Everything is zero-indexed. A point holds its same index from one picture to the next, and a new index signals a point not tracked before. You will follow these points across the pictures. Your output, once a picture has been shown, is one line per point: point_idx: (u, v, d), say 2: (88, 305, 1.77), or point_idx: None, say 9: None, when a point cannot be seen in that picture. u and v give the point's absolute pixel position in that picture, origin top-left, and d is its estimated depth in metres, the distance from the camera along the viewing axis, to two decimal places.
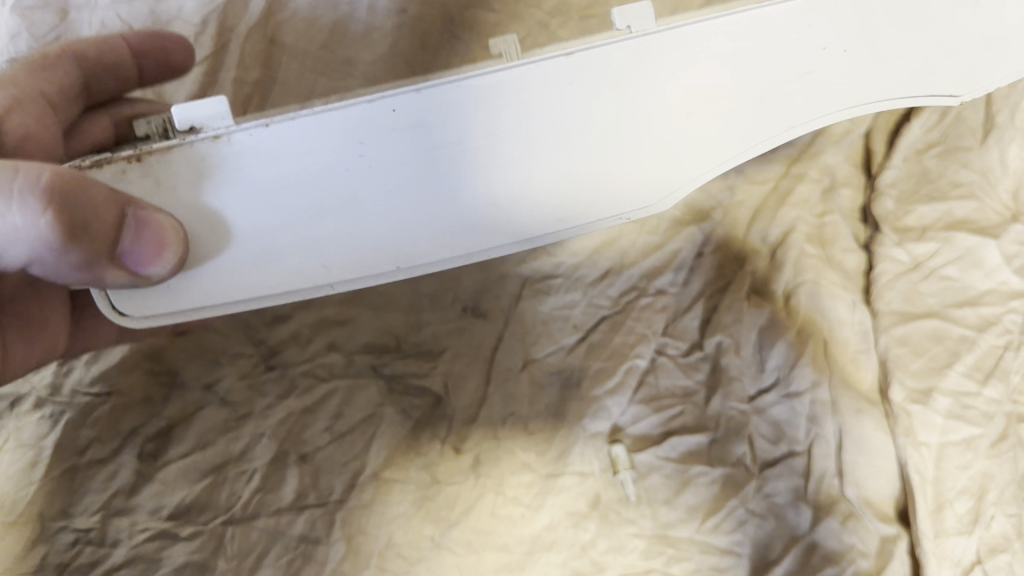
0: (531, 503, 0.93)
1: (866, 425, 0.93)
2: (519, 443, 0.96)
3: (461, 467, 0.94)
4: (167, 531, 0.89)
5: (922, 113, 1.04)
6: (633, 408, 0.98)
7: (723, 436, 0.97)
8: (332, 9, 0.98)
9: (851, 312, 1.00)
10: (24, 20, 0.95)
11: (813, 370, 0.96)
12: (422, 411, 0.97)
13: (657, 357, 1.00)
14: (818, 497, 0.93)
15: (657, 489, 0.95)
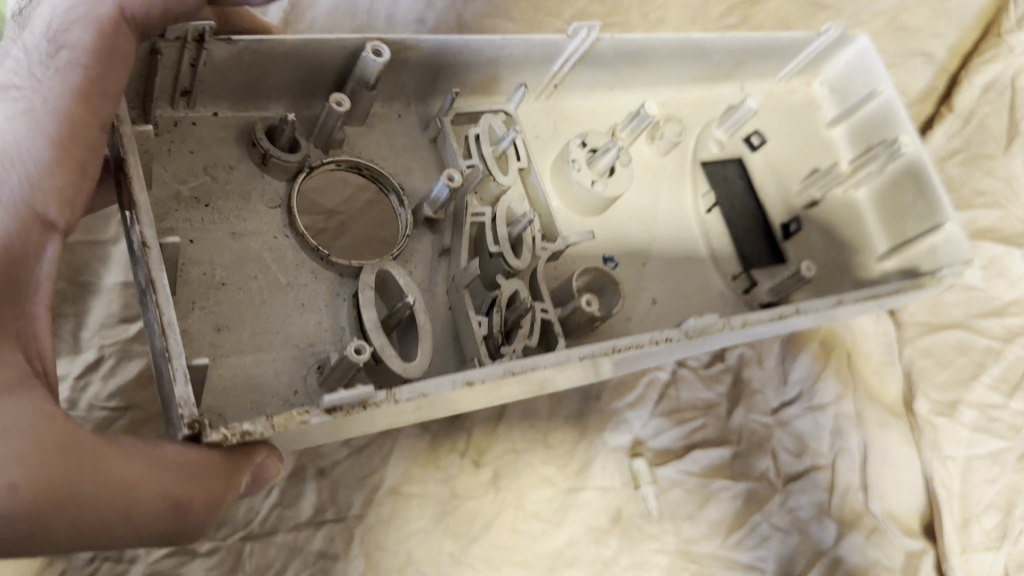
0: (551, 518, 0.91)
1: (891, 437, 0.97)
2: (539, 457, 0.94)
3: (480, 482, 0.91)
4: (186, 547, 0.83)
5: (946, 121, 1.08)
6: (654, 421, 0.96)
7: (745, 449, 0.95)
8: (351, 19, 0.92)
9: (875, 323, 1.03)
10: None
11: (837, 382, 0.99)
12: (440, 424, 0.93)
13: (678, 369, 0.98)
14: (843, 512, 0.93)
15: (680, 503, 0.93)
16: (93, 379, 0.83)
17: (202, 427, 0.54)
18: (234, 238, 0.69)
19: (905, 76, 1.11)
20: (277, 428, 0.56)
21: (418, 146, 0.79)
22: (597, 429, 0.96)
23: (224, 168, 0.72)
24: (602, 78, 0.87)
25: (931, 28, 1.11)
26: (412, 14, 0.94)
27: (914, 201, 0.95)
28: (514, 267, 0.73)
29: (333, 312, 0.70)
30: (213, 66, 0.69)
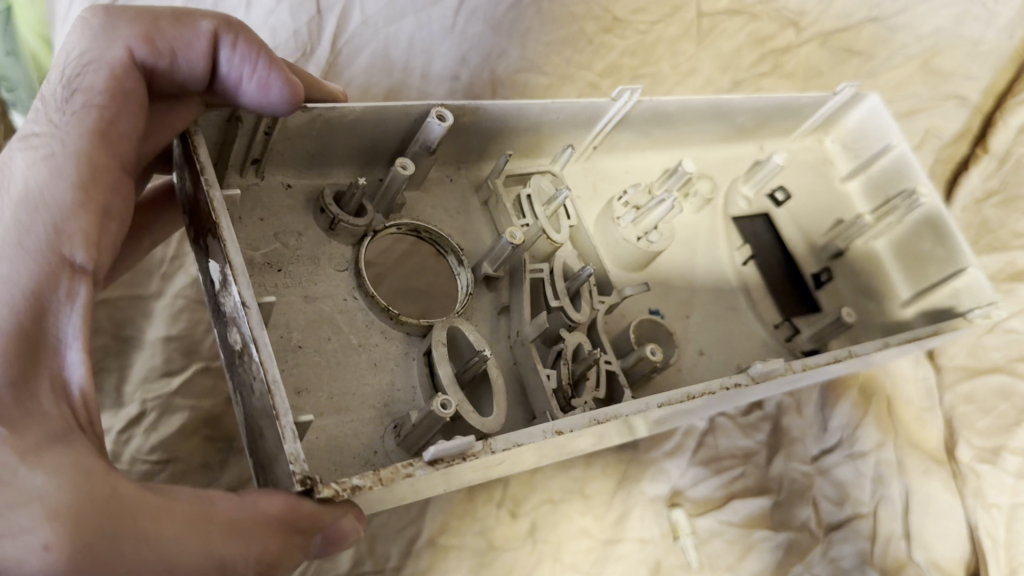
0: (590, 570, 0.88)
1: (933, 485, 0.96)
2: (575, 507, 0.91)
3: (517, 533, 0.89)
4: None
5: (981, 163, 1.11)
6: (692, 470, 0.95)
7: (786, 498, 0.94)
8: (386, 77, 0.97)
9: (915, 369, 1.03)
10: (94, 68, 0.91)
11: (877, 430, 0.98)
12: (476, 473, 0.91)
13: (716, 417, 0.98)
14: (885, 561, 0.92)
15: (720, 554, 0.91)
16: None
17: (312, 484, 0.49)
18: (307, 302, 0.67)
19: (937, 120, 1.15)
20: (385, 481, 0.53)
21: (470, 211, 0.80)
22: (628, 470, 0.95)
23: (295, 234, 0.70)
24: (634, 139, 0.88)
25: (964, 71, 1.16)
26: (446, 70, 0.99)
27: (931, 249, 0.96)
28: (575, 321, 0.74)
29: (405, 371, 0.68)
30: (288, 134, 0.68)
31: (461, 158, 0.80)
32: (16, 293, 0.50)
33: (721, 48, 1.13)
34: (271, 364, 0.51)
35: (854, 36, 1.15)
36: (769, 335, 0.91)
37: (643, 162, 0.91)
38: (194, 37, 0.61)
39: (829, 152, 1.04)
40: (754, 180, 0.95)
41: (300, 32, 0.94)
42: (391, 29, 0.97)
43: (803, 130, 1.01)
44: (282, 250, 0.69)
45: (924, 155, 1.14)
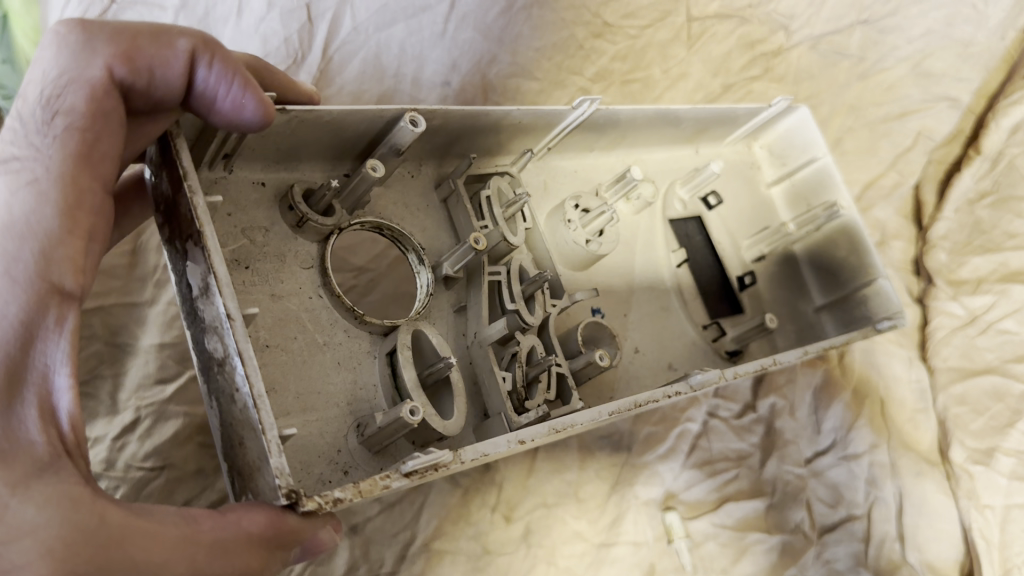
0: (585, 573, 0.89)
1: (927, 487, 0.96)
2: (570, 511, 0.91)
3: (512, 536, 0.88)
4: None
5: (973, 164, 1.10)
6: (686, 473, 0.95)
7: (779, 501, 0.95)
8: (378, 83, 0.97)
9: (908, 370, 1.03)
10: None
11: (870, 432, 0.98)
12: (472, 476, 0.89)
13: (709, 420, 0.98)
14: (879, 564, 0.93)
15: (714, 557, 0.92)
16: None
17: (298, 497, 0.51)
18: (275, 300, 0.67)
19: (929, 122, 1.15)
20: (365, 494, 0.54)
21: (430, 208, 0.79)
22: (622, 472, 0.94)
23: (260, 231, 0.68)
24: (589, 140, 0.88)
25: (955, 73, 1.16)
26: (438, 76, 0.99)
27: (846, 256, 0.96)
28: (529, 324, 0.74)
29: (367, 369, 0.69)
30: (263, 134, 0.66)
31: (424, 155, 0.79)
32: (7, 325, 0.50)
33: (711, 51, 1.13)
34: (255, 379, 0.52)
35: (846, 39, 1.16)
36: (696, 336, 0.91)
37: (603, 164, 0.92)
38: (172, 56, 0.58)
39: (756, 159, 1.02)
40: (692, 183, 0.95)
41: (291, 40, 0.94)
42: (382, 35, 0.98)
43: (735, 137, 1.00)
44: (250, 247, 0.67)
45: (915, 157, 1.15)
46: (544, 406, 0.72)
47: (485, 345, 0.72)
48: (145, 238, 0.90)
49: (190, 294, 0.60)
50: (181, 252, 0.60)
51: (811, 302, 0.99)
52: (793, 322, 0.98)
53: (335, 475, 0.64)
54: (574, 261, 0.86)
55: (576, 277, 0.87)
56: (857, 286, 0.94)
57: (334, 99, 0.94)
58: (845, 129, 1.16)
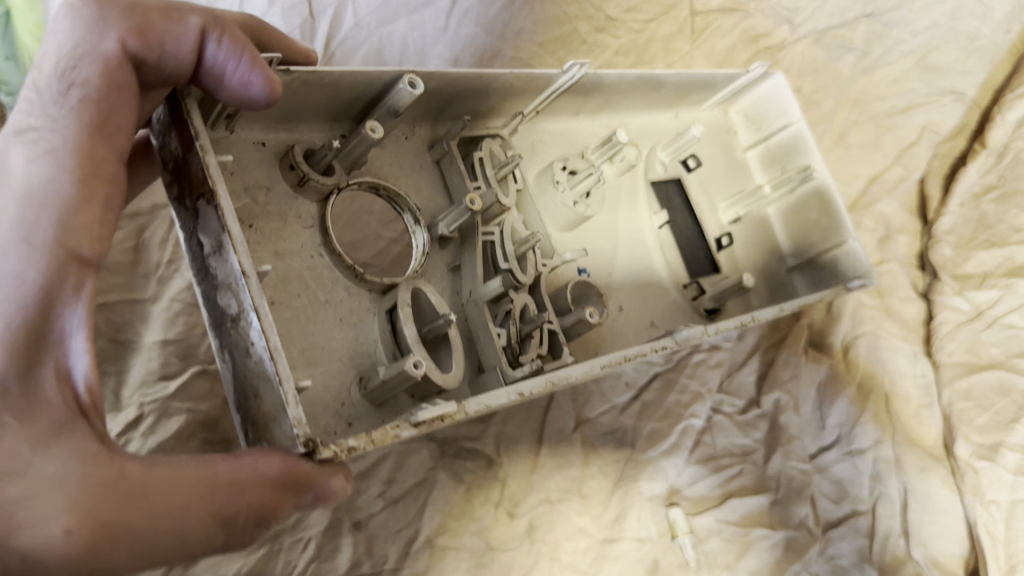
0: (588, 568, 0.88)
1: (931, 483, 0.95)
2: (574, 507, 0.90)
3: (516, 532, 0.87)
4: None
5: (979, 158, 1.10)
6: (690, 469, 0.95)
7: (784, 497, 0.95)
8: None
9: (913, 365, 1.02)
10: None
11: (875, 427, 0.98)
12: (474, 474, 0.89)
13: (713, 415, 0.98)
14: (883, 559, 0.92)
15: (717, 553, 0.91)
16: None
17: (314, 446, 0.51)
18: (278, 258, 0.67)
19: (935, 116, 1.14)
20: (377, 443, 0.55)
21: (425, 168, 0.79)
22: (626, 464, 0.94)
23: (262, 190, 0.68)
24: (573, 102, 0.87)
25: (961, 66, 1.15)
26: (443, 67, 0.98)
27: (817, 219, 0.95)
28: (521, 282, 0.75)
29: (367, 326, 0.69)
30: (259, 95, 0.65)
31: (418, 116, 0.78)
32: (28, 290, 0.51)
33: (714, 45, 1.14)
34: (271, 332, 0.52)
35: (850, 33, 1.16)
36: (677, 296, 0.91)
37: (589, 127, 0.91)
38: (182, 31, 0.59)
39: (732, 123, 1.01)
40: (673, 144, 0.94)
41: (294, 35, 0.94)
42: (387, 31, 0.98)
43: (712, 102, 0.99)
44: (254, 201, 0.67)
45: (920, 151, 1.14)
46: (538, 360, 0.72)
47: (482, 303, 0.72)
48: (148, 235, 0.90)
49: (200, 251, 0.60)
50: (190, 208, 0.60)
51: (785, 262, 0.99)
52: (766, 282, 0.98)
53: (339, 427, 0.65)
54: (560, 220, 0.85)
55: (564, 235, 0.86)
56: (827, 247, 0.94)
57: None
58: (850, 124, 1.15)
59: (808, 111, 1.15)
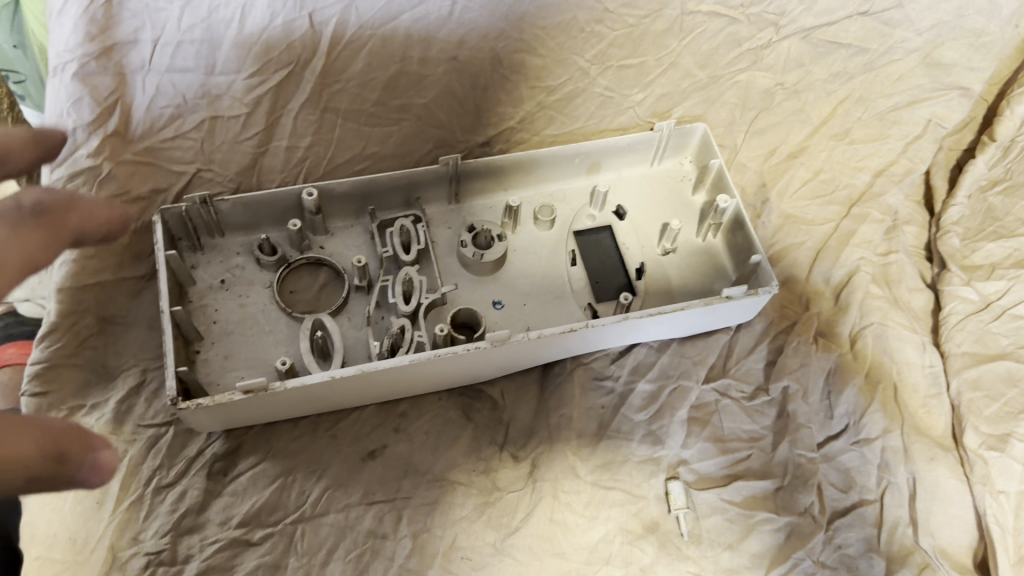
0: (587, 512, 0.92)
1: (940, 472, 0.93)
2: (579, 474, 0.93)
3: (520, 474, 0.94)
4: (219, 564, 0.85)
5: (987, 150, 1.06)
6: (700, 444, 0.96)
7: (790, 483, 0.94)
8: (383, 71, 0.96)
9: (921, 355, 1.00)
10: (86, 86, 0.91)
11: (883, 417, 0.96)
12: (483, 419, 0.98)
13: (720, 400, 0.99)
14: (890, 548, 0.91)
15: (720, 532, 0.92)
16: (137, 401, 0.92)
17: None
18: None
19: (940, 109, 1.07)
20: None
21: None
22: (629, 437, 0.97)
23: None
24: (519, 176, 1.07)
25: (966, 62, 1.04)
26: (443, 55, 0.96)
27: (739, 242, 1.02)
28: None
29: None
30: None
31: (393, 195, 1.02)
32: None
33: (700, 47, 1.02)
34: None
35: (842, 31, 1.02)
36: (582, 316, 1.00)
37: (528, 192, 1.09)
38: None
39: (688, 173, 1.11)
40: (595, 199, 1.06)
41: (291, 29, 0.92)
42: (379, 33, 0.93)
43: (649, 162, 1.10)
44: (230, 277, 0.98)
45: (926, 145, 1.09)
46: None
47: (366, 330, 0.95)
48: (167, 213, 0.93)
49: None
50: None
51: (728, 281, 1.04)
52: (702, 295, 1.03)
53: None
54: (484, 267, 1.01)
55: (485, 280, 1.02)
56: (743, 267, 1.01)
57: (337, 94, 0.96)
58: (852, 120, 1.09)
59: (823, 99, 1.09)
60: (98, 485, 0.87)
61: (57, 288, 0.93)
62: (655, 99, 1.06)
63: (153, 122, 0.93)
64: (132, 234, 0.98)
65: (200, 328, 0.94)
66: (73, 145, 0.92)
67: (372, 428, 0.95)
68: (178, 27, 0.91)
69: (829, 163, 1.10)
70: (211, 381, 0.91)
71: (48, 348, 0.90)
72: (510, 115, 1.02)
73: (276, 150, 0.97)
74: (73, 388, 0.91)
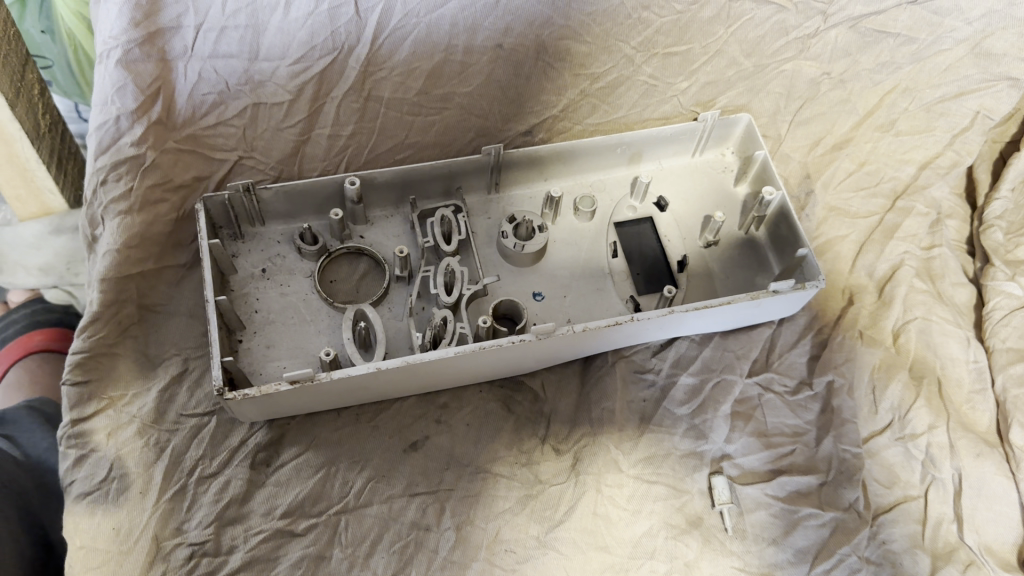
0: (628, 506, 0.91)
1: (986, 468, 0.92)
2: (623, 465, 0.93)
3: (562, 467, 0.93)
4: (265, 555, 0.85)
5: None
6: (744, 440, 0.96)
7: (834, 479, 0.94)
8: (429, 58, 0.93)
9: (965, 350, 1.00)
10: (130, 73, 0.89)
11: (929, 412, 0.95)
12: (524, 411, 0.97)
13: (764, 393, 0.99)
14: (935, 545, 0.89)
15: (764, 526, 0.91)
16: (180, 390, 0.92)
17: None
18: None
19: (989, 100, 1.05)
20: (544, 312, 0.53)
21: None
22: (671, 430, 0.96)
23: None
24: (560, 166, 1.06)
25: (1017, 53, 1.01)
26: (489, 42, 0.93)
27: (785, 235, 1.01)
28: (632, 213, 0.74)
29: None
30: None
31: (433, 185, 1.02)
32: None
33: (747, 35, 1.00)
34: None
35: (891, 20, 0.99)
36: (623, 308, 0.99)
37: (569, 181, 1.08)
38: None
39: (730, 163, 1.11)
40: (637, 190, 1.05)
41: (336, 18, 0.89)
42: (426, 21, 0.90)
43: (690, 152, 1.10)
44: (271, 266, 0.97)
45: (974, 136, 1.08)
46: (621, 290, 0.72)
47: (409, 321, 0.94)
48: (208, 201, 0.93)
49: None
50: None
51: (769, 275, 1.03)
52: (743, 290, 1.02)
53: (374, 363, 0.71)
54: (526, 257, 1.01)
55: (525, 271, 1.01)
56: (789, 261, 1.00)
57: (381, 82, 0.94)
58: (898, 111, 1.08)
59: (870, 90, 1.07)
60: (141, 474, 0.87)
61: (100, 278, 0.92)
62: (700, 87, 1.05)
63: (195, 109, 0.92)
64: (174, 222, 0.96)
65: (242, 317, 0.93)
66: (116, 133, 0.91)
67: (414, 418, 0.95)
68: (222, 11, 0.88)
69: (874, 155, 1.10)
70: (254, 371, 0.90)
71: (89, 339, 0.90)
72: (553, 103, 1.01)
73: (319, 138, 0.97)
74: (114, 377, 0.91)
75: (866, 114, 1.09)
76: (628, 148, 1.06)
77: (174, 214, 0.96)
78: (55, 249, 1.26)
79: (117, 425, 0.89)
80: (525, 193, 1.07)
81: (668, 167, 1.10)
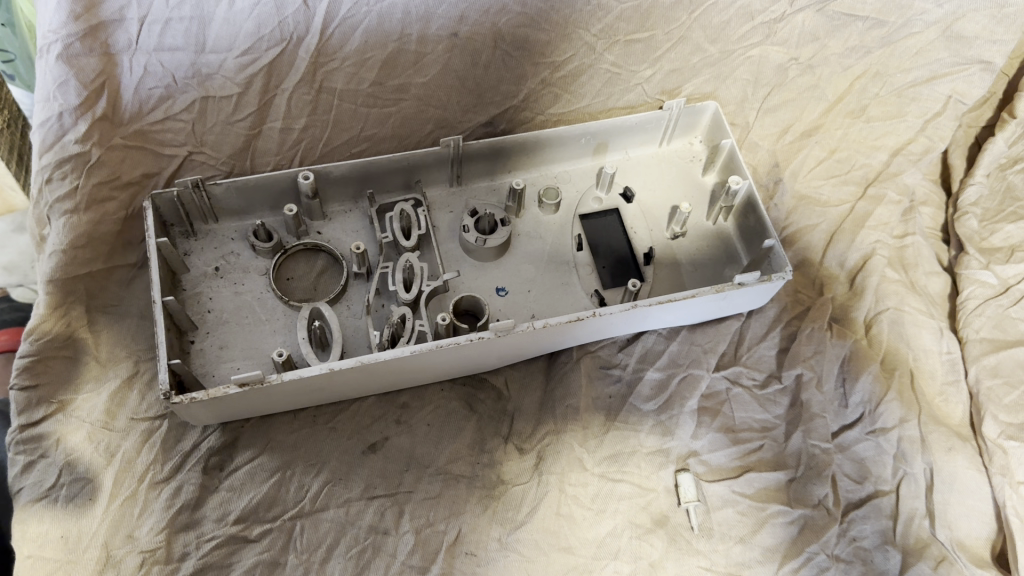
0: (592, 506, 0.89)
1: (958, 463, 0.90)
2: (586, 464, 0.91)
3: (525, 467, 0.91)
4: (217, 563, 0.83)
5: (1007, 128, 1.03)
6: (711, 436, 0.94)
7: (803, 475, 0.91)
8: (381, 48, 0.90)
9: (938, 341, 0.97)
10: (71, 68, 0.86)
11: (900, 406, 0.93)
12: (486, 408, 0.95)
13: (731, 388, 0.97)
14: (907, 541, 0.87)
15: (731, 525, 0.89)
16: (130, 395, 0.89)
17: None
18: None
19: (961, 84, 1.03)
20: None
21: None
22: (636, 427, 0.94)
23: None
24: (525, 158, 1.04)
25: (989, 35, 0.98)
26: (444, 30, 0.90)
27: (752, 226, 0.99)
28: None
29: None
30: None
31: (392, 180, 0.99)
32: None
33: (711, 20, 0.97)
34: None
35: (859, 3, 0.97)
36: (587, 303, 0.97)
37: (534, 173, 1.06)
38: None
39: (698, 153, 1.08)
40: (602, 181, 1.03)
41: (284, 8, 0.86)
42: (377, 8, 0.87)
43: (657, 141, 1.07)
44: (225, 264, 0.95)
45: (946, 121, 1.06)
46: None
47: (366, 319, 0.92)
48: (157, 197, 0.90)
49: None
50: None
51: (737, 267, 1.01)
52: (710, 282, 1.00)
53: None
54: (488, 251, 0.98)
55: (487, 265, 0.99)
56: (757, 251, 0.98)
57: (333, 73, 0.91)
58: (869, 97, 1.06)
59: (839, 75, 1.04)
60: (90, 481, 0.85)
61: (47, 279, 0.90)
62: (664, 74, 1.02)
63: (141, 105, 0.89)
64: (123, 221, 0.94)
65: (194, 318, 0.91)
66: (60, 130, 0.88)
67: (373, 419, 0.93)
68: (166, 2, 0.85)
69: (845, 142, 1.08)
70: (206, 373, 0.88)
71: (35, 342, 0.87)
72: (514, 93, 0.99)
73: (270, 132, 0.94)
74: (63, 379, 0.88)
75: (835, 100, 1.07)
76: (592, 138, 1.04)
77: (122, 213, 0.94)
78: (19, 246, 1.24)
79: (66, 431, 0.86)
80: (487, 185, 1.04)
81: (635, 156, 1.08)
